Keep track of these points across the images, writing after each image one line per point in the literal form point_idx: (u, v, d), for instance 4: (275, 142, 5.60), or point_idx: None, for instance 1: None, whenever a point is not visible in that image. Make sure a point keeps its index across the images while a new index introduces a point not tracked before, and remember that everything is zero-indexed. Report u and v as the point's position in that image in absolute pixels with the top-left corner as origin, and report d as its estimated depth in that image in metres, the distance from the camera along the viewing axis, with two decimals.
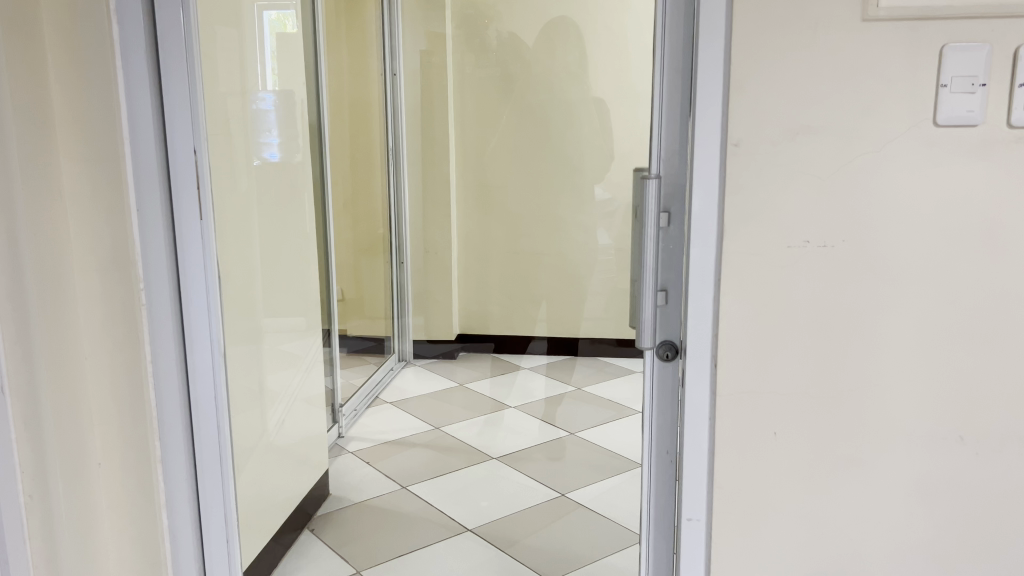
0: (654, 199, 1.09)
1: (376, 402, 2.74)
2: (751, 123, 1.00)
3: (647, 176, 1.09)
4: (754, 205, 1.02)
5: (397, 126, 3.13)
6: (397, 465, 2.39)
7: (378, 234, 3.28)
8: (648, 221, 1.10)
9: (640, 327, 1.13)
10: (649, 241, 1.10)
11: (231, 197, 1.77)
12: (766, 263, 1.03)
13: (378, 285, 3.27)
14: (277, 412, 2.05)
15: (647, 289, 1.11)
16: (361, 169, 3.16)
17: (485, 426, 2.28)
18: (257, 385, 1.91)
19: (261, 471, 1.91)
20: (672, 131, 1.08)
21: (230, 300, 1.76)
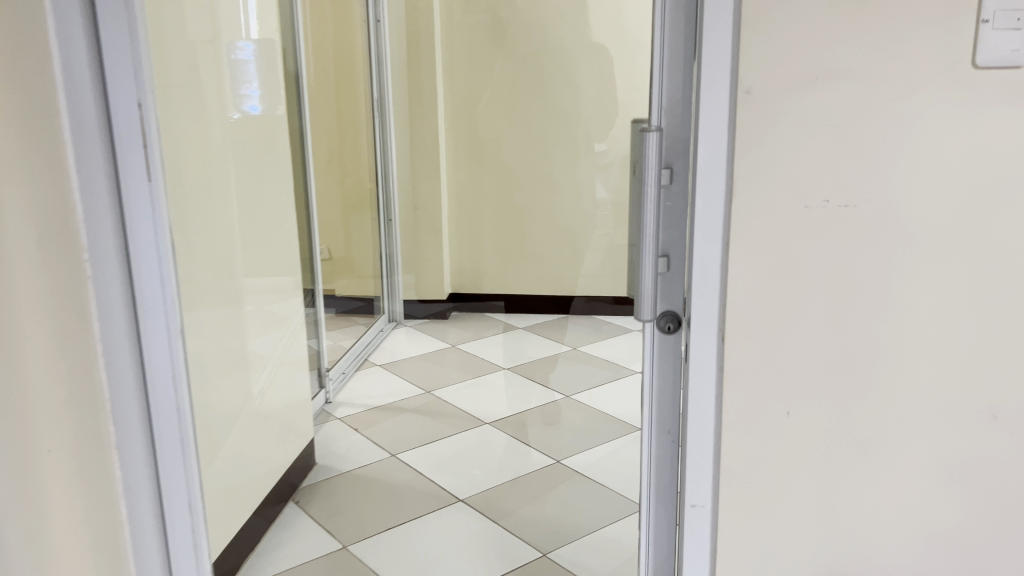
0: (657, 155, 0.96)
1: (365, 365, 2.68)
2: (764, 68, 0.88)
3: (647, 126, 0.96)
4: (767, 161, 0.90)
5: (381, 79, 3.01)
6: (386, 432, 2.25)
7: (367, 189, 3.09)
8: (648, 179, 0.97)
9: (638, 300, 1.01)
10: (650, 201, 0.97)
11: (205, 151, 1.66)
12: (780, 226, 0.92)
13: (367, 248, 3.11)
14: (262, 377, 1.94)
15: (647, 255, 0.99)
16: (344, 123, 2.96)
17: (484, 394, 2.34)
18: (235, 352, 1.80)
19: (244, 441, 1.80)
20: (675, 77, 0.96)
21: (207, 262, 1.66)
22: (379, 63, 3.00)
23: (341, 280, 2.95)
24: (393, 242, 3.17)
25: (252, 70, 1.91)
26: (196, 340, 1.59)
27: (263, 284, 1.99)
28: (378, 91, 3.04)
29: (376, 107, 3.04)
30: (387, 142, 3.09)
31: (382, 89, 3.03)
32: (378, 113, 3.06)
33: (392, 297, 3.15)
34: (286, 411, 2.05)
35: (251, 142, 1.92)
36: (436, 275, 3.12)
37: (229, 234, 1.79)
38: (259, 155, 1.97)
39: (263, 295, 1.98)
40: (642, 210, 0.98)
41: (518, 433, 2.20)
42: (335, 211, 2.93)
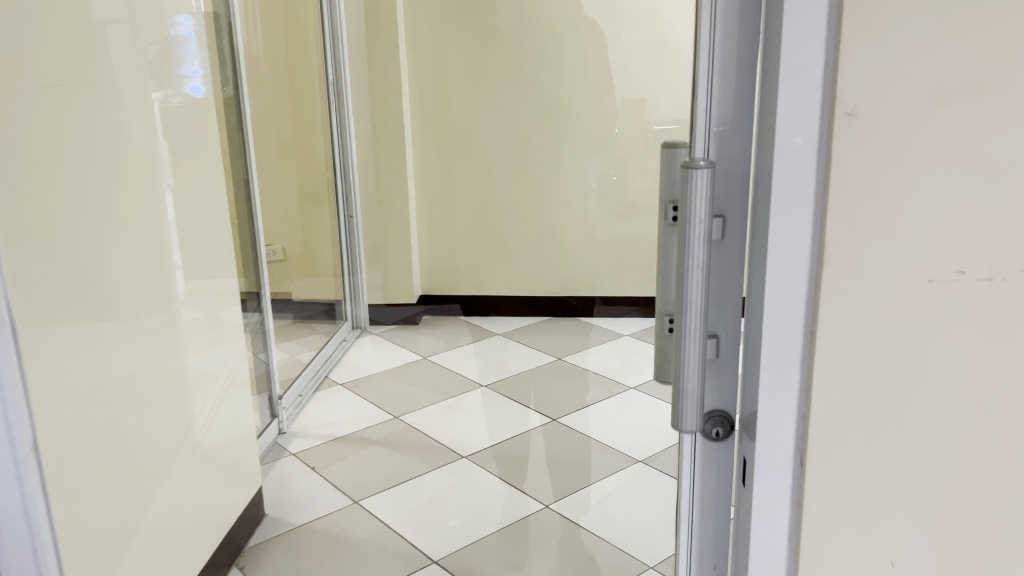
0: (707, 202, 0.67)
1: (326, 383, 2.39)
2: (875, 76, 0.55)
3: (688, 162, 0.67)
4: (876, 215, 0.58)
5: (335, 60, 2.61)
6: (347, 470, 1.95)
7: (322, 180, 2.68)
8: (691, 236, 0.68)
9: (676, 404, 0.72)
10: (694, 267, 0.68)
11: (118, 159, 1.35)
12: (892, 310, 0.61)
13: (325, 249, 2.71)
14: (206, 407, 1.64)
15: (691, 342, 0.70)
16: (299, 113, 2.59)
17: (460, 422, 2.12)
18: (171, 387, 1.50)
19: (180, 494, 1.51)
20: (728, 89, 0.65)
21: (123, 301, 1.35)
22: (332, 42, 2.59)
23: (297, 284, 2.63)
24: (354, 241, 2.76)
25: (193, 49, 1.63)
26: (104, 388, 1.29)
27: (212, 283, 1.69)
28: (333, 74, 2.63)
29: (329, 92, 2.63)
30: (344, 131, 2.68)
31: (337, 72, 2.62)
32: (332, 94, 2.64)
33: (356, 303, 2.78)
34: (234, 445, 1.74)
35: (193, 133, 1.62)
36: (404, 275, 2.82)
37: (159, 255, 1.47)
38: (202, 148, 1.68)
39: (211, 297, 1.69)
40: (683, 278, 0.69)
41: (500, 471, 1.91)
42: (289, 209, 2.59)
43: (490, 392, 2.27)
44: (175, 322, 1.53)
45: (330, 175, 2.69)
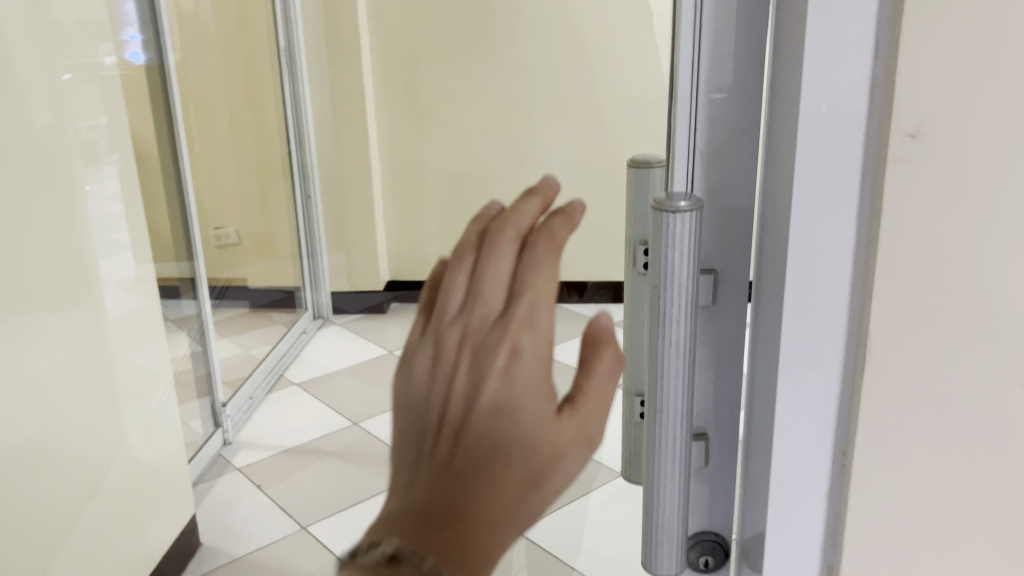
0: (691, 267, 0.44)
1: (281, 384, 2.20)
2: (936, 91, 0.38)
3: (662, 202, 0.44)
4: (942, 280, 0.41)
5: (287, 27, 2.41)
6: (295, 488, 1.75)
7: (276, 154, 2.51)
8: (665, 316, 0.45)
9: (646, 541, 0.51)
10: (669, 360, 0.46)
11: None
12: (945, 406, 0.43)
13: (280, 230, 2.55)
14: (139, 421, 1.43)
15: (673, 461, 0.48)
16: (248, 85, 2.40)
17: None
18: (81, 412, 1.28)
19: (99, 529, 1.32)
20: (727, 89, 0.44)
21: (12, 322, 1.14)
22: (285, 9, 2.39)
23: (251, 267, 2.50)
24: (314, 223, 2.58)
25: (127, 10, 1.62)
26: None
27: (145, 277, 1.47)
28: (285, 42, 2.43)
29: (281, 61, 2.44)
30: (299, 104, 2.49)
31: (289, 40, 2.43)
32: (285, 64, 2.45)
33: (316, 286, 2.60)
34: (172, 461, 1.53)
35: (116, 102, 1.40)
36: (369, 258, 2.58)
37: (61, 259, 1.24)
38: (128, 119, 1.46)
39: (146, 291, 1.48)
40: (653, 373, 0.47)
41: None
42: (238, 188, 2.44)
43: None
44: (91, 331, 1.31)
45: (286, 152, 2.52)
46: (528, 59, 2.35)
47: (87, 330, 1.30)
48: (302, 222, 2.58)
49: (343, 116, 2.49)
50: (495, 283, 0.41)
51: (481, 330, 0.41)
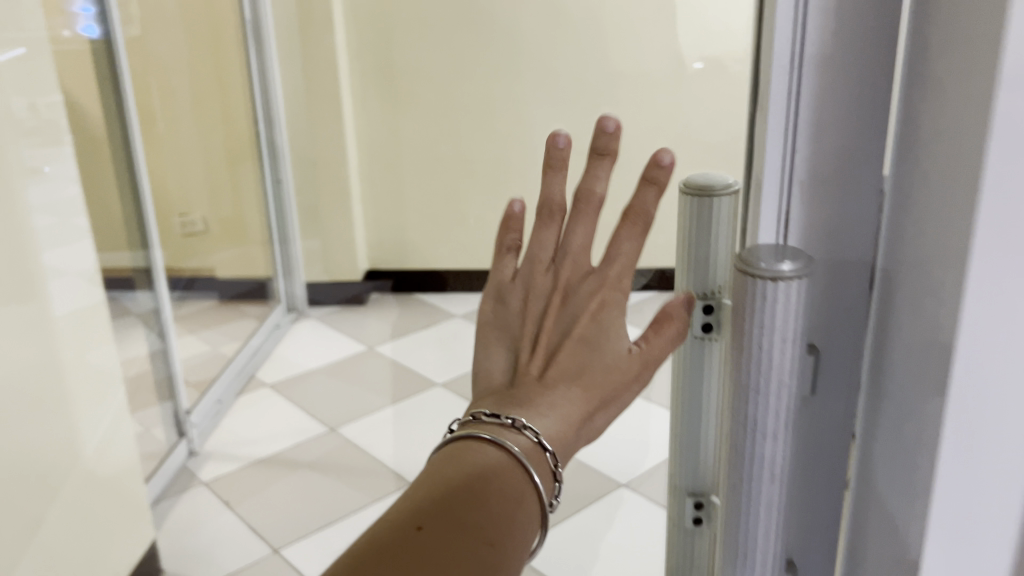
0: (794, 344, 0.43)
1: (253, 384, 2.03)
2: None
3: (754, 262, 0.43)
4: None
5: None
6: (267, 503, 1.60)
7: (243, 133, 2.29)
8: (759, 392, 0.44)
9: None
10: (761, 434, 0.45)
11: None
12: None
13: (249, 216, 2.35)
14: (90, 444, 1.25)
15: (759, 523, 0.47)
16: (210, 61, 2.18)
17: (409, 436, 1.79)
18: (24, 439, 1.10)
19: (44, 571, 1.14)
20: (831, 145, 0.43)
21: None
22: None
23: (217, 253, 2.37)
24: (284, 211, 2.37)
25: None
26: None
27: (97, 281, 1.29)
28: (252, 12, 2.20)
29: (248, 34, 2.21)
30: (268, 80, 2.26)
31: (257, 9, 2.19)
32: (252, 36, 2.22)
33: (290, 277, 2.39)
34: (129, 484, 1.36)
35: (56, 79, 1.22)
36: (347, 246, 2.40)
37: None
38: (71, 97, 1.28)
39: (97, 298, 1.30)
40: (737, 443, 0.46)
41: None
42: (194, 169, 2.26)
43: (444, 391, 1.95)
44: (34, 345, 1.13)
45: (255, 133, 2.30)
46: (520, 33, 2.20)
47: (56, 330, 1.17)
48: (272, 206, 2.36)
49: (317, 98, 2.26)
50: (586, 224, 0.49)
51: (571, 268, 0.49)
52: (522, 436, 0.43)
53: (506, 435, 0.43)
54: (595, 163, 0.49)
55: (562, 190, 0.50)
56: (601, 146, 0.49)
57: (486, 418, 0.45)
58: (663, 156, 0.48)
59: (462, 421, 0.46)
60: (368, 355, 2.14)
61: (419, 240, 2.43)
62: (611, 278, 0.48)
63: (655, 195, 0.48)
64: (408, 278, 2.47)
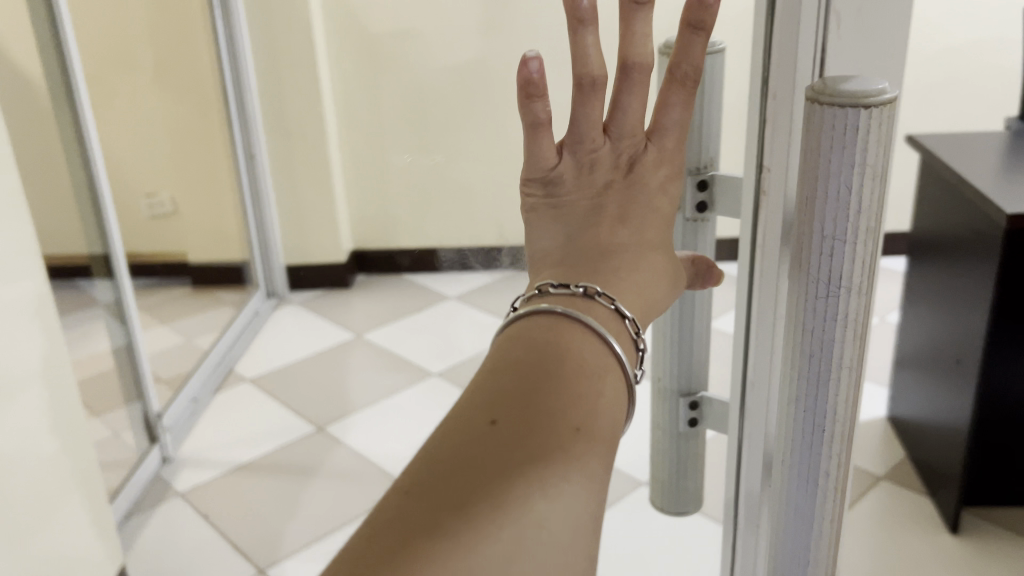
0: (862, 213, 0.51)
1: (230, 379, 1.87)
2: None
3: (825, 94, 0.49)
4: None
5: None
6: (250, 515, 1.44)
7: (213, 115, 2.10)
8: (835, 230, 0.51)
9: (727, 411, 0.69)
10: (824, 282, 0.53)
11: None
12: None
13: (225, 201, 2.20)
14: (41, 470, 1.08)
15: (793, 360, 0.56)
16: (164, 27, 1.95)
17: (405, 435, 1.63)
18: None
19: None
20: None
21: None
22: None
23: (192, 234, 2.25)
24: (260, 194, 2.13)
25: None
26: None
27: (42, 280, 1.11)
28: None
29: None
30: (236, 52, 2.02)
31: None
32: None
33: (268, 261, 2.20)
34: (89, 512, 1.19)
35: None
36: (328, 228, 2.19)
37: None
38: None
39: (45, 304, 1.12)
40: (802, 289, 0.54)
41: None
42: (149, 144, 2.13)
43: (441, 382, 1.80)
44: None
45: (225, 117, 2.08)
46: None
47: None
48: (249, 191, 2.13)
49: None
50: (639, 92, 0.53)
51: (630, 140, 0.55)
52: (599, 303, 0.49)
53: (587, 305, 0.48)
54: (634, 13, 0.52)
55: (597, 50, 0.52)
56: (638, 0, 0.51)
57: (553, 289, 0.50)
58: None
59: (529, 295, 0.51)
60: (356, 344, 1.97)
61: None
62: (667, 147, 0.55)
63: (702, 44, 0.53)
64: None
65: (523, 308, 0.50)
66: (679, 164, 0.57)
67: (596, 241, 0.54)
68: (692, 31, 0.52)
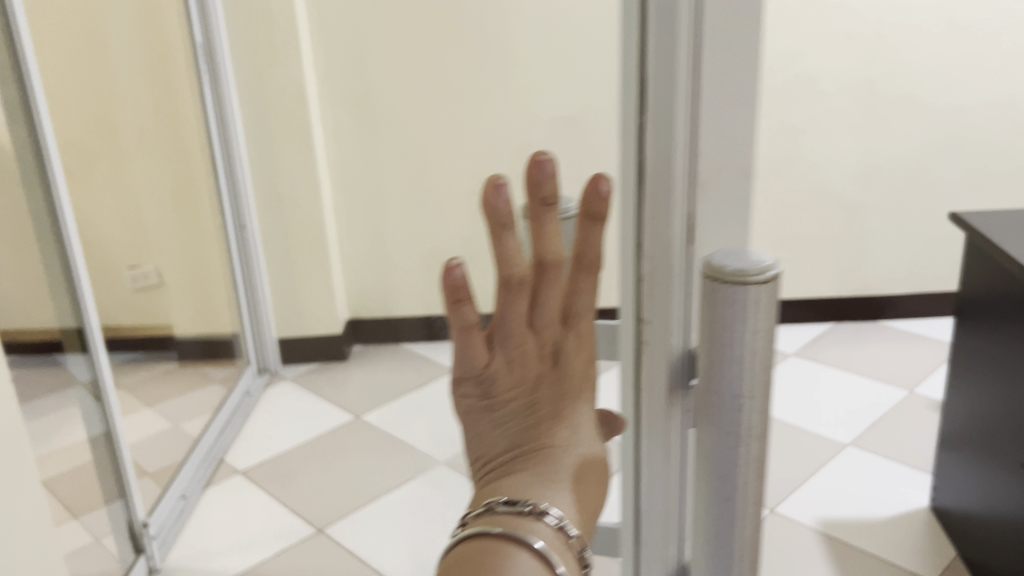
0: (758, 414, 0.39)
1: (221, 471, 1.73)
2: None
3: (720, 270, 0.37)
4: None
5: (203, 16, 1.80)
6: None
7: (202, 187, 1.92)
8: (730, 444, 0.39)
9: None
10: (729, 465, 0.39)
11: None
12: None
13: (215, 270, 2.02)
14: None
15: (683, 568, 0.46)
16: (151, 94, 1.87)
17: (413, 539, 1.50)
18: None
19: None
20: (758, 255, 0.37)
21: None
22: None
23: (177, 304, 2.06)
24: (251, 266, 2.00)
25: None
26: None
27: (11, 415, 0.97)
28: (202, 35, 1.81)
29: (201, 65, 1.82)
30: (226, 113, 1.86)
31: (209, 32, 1.81)
32: (204, 63, 1.82)
33: (259, 336, 2.06)
34: None
35: None
36: (324, 299, 2.07)
37: None
38: None
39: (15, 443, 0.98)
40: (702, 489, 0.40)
41: None
42: (129, 207, 1.99)
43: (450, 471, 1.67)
44: None
45: (213, 183, 1.91)
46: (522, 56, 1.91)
47: None
48: (240, 264, 2.00)
49: (281, 126, 1.92)
50: (554, 290, 0.46)
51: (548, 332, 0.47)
52: (543, 522, 0.44)
53: (526, 525, 0.44)
54: (544, 215, 0.43)
55: (518, 256, 0.43)
56: (544, 196, 0.42)
57: (501, 506, 0.45)
58: (601, 185, 0.42)
59: (473, 511, 0.46)
60: (356, 428, 1.85)
61: (408, 286, 2.14)
62: (581, 337, 0.47)
63: (602, 232, 0.44)
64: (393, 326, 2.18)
65: (469, 526, 0.46)
66: (593, 350, 0.49)
67: (537, 442, 0.48)
68: (583, 262, 0.45)
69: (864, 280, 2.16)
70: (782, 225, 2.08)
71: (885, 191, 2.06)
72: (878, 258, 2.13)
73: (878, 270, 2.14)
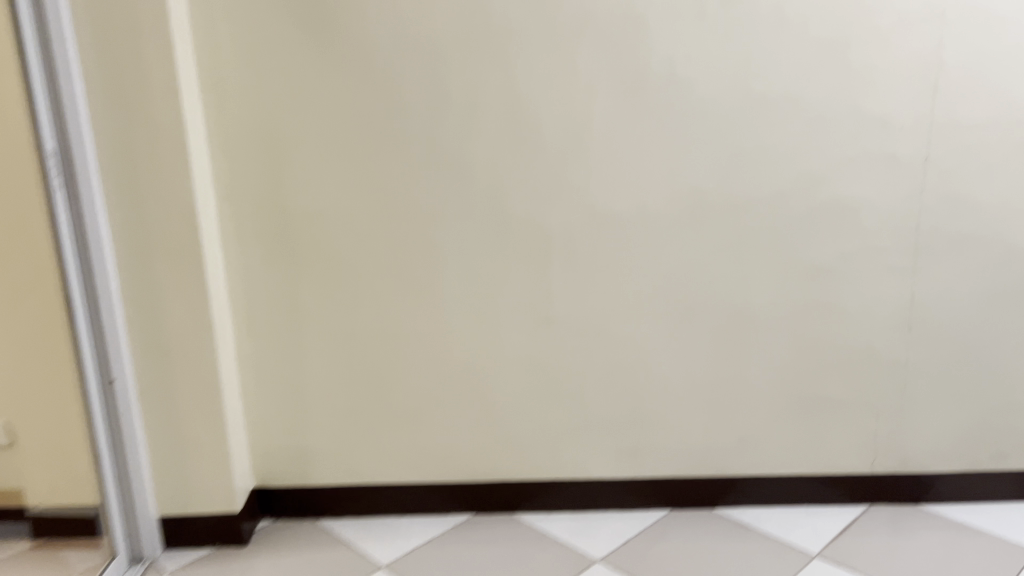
0: None
1: None
2: None
3: None
4: None
5: (58, 115, 1.35)
6: None
7: (61, 336, 1.48)
8: None
9: None
10: None
11: None
12: None
13: (77, 433, 1.55)
14: None
15: None
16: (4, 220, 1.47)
17: None
18: None
19: None
20: None
21: None
22: (54, 90, 1.34)
23: (32, 474, 1.61)
24: (122, 436, 1.53)
25: None
26: None
27: None
28: (57, 140, 1.36)
29: (54, 178, 1.36)
30: (89, 243, 1.42)
31: (66, 137, 1.36)
32: (59, 176, 1.37)
33: (132, 518, 1.57)
34: None
35: None
36: (222, 471, 1.60)
37: None
38: None
39: None
40: None
41: None
42: None
43: None
44: None
45: (70, 330, 1.45)
46: (485, 174, 1.52)
47: None
48: (108, 434, 1.52)
49: (164, 255, 1.46)
50: None
51: None
52: None
53: None
54: None
55: None
56: None
57: None
58: None
59: None
60: None
61: (328, 449, 1.68)
62: None
63: None
64: (312, 499, 1.72)
65: None
66: None
67: None
68: None
69: (906, 457, 1.71)
70: (803, 389, 1.66)
71: (932, 349, 1.63)
72: (924, 431, 1.69)
73: (924, 445, 1.70)
